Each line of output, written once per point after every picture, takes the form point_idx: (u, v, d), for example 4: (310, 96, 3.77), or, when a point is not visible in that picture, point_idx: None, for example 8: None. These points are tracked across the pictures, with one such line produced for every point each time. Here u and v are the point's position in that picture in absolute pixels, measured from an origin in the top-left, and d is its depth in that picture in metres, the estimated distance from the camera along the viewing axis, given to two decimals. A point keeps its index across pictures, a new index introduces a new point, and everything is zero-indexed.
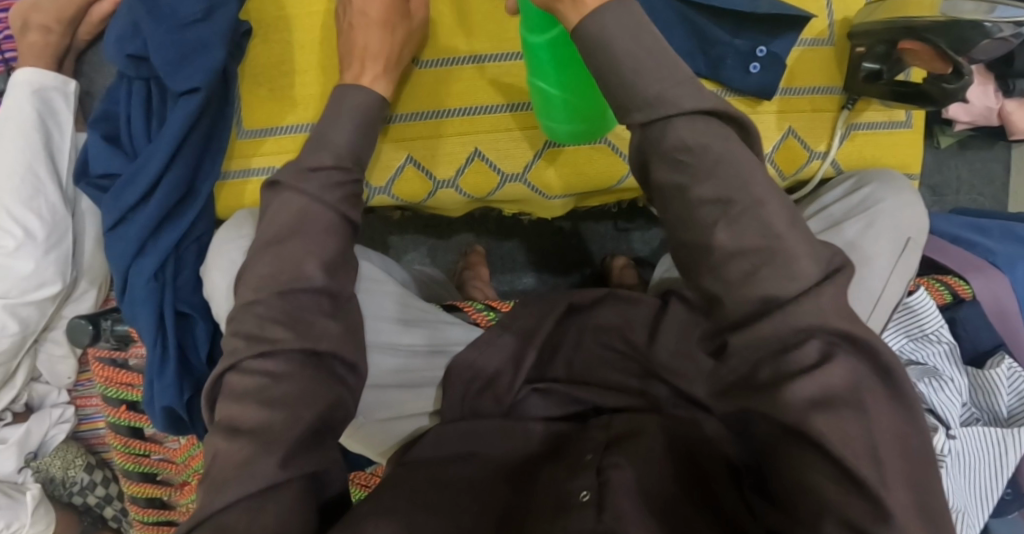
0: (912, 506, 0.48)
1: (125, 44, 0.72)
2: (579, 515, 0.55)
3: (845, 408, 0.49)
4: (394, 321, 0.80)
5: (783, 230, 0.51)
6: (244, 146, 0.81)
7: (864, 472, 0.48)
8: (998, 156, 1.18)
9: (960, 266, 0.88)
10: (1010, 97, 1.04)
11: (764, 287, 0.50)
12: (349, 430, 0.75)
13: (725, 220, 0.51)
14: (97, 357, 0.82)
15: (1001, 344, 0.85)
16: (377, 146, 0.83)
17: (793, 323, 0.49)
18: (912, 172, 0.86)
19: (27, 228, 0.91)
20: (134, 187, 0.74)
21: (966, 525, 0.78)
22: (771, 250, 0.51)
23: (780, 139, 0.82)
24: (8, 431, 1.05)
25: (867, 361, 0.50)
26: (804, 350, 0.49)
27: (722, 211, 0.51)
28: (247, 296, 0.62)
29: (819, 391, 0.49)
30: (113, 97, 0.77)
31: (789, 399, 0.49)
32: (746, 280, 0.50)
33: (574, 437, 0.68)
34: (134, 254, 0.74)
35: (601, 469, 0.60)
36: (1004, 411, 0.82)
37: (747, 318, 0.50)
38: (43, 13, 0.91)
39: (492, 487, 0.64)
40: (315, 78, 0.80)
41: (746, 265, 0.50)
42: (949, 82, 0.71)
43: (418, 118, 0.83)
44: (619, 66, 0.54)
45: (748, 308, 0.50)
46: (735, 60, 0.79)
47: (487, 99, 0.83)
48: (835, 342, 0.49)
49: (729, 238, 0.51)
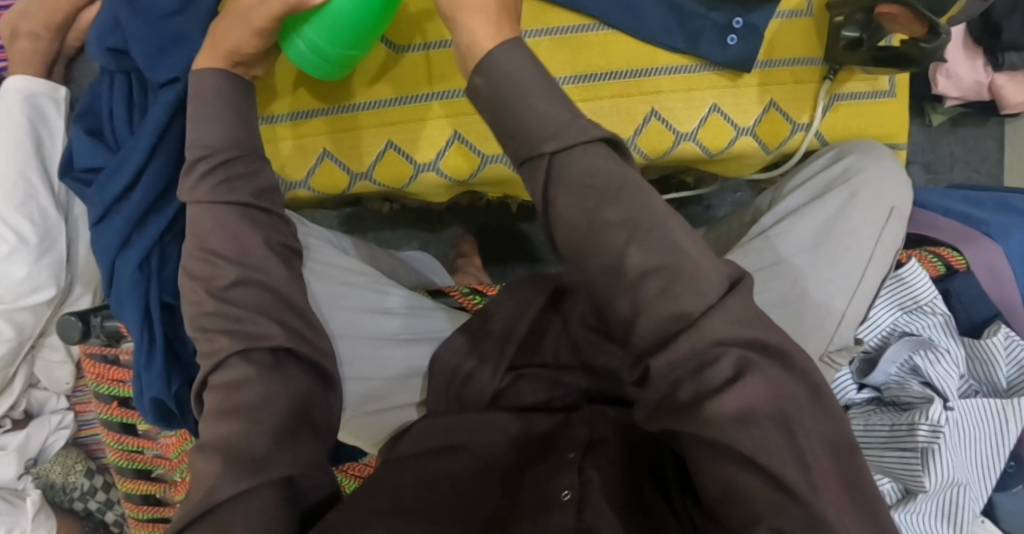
0: (847, 503, 0.51)
1: (106, 37, 0.73)
2: (561, 514, 0.56)
3: (765, 422, 0.51)
4: (369, 313, 0.79)
5: (693, 248, 0.55)
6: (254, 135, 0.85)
7: (791, 476, 0.50)
8: (990, 133, 1.17)
9: (952, 238, 0.87)
10: (1000, 70, 1.03)
11: (675, 306, 0.53)
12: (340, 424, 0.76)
13: (634, 241, 0.55)
14: (87, 354, 0.82)
15: (998, 313, 0.84)
16: (272, 146, 0.86)
17: (708, 338, 0.52)
18: (897, 142, 0.86)
19: (21, 234, 0.91)
20: (117, 180, 0.75)
21: (968, 500, 0.76)
22: (682, 257, 0.54)
23: (761, 112, 0.82)
24: (7, 438, 1.05)
25: (784, 363, 0.53)
26: (718, 368, 0.52)
27: (630, 235, 0.55)
28: (216, 288, 0.64)
29: (739, 407, 0.51)
30: (97, 92, 0.79)
31: (713, 413, 0.51)
32: (660, 287, 0.54)
33: (558, 432, 0.68)
34: (120, 247, 0.75)
35: (581, 469, 0.61)
36: (1003, 382, 0.81)
37: (661, 341, 0.54)
38: (32, 20, 0.93)
39: (483, 487, 0.64)
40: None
41: (658, 284, 0.54)
42: (927, 42, 0.71)
43: (274, 121, 0.85)
44: (522, 97, 0.57)
45: (668, 327, 0.53)
46: (712, 34, 0.79)
47: (350, 93, 0.84)
48: (751, 353, 0.53)
49: (643, 256, 0.54)
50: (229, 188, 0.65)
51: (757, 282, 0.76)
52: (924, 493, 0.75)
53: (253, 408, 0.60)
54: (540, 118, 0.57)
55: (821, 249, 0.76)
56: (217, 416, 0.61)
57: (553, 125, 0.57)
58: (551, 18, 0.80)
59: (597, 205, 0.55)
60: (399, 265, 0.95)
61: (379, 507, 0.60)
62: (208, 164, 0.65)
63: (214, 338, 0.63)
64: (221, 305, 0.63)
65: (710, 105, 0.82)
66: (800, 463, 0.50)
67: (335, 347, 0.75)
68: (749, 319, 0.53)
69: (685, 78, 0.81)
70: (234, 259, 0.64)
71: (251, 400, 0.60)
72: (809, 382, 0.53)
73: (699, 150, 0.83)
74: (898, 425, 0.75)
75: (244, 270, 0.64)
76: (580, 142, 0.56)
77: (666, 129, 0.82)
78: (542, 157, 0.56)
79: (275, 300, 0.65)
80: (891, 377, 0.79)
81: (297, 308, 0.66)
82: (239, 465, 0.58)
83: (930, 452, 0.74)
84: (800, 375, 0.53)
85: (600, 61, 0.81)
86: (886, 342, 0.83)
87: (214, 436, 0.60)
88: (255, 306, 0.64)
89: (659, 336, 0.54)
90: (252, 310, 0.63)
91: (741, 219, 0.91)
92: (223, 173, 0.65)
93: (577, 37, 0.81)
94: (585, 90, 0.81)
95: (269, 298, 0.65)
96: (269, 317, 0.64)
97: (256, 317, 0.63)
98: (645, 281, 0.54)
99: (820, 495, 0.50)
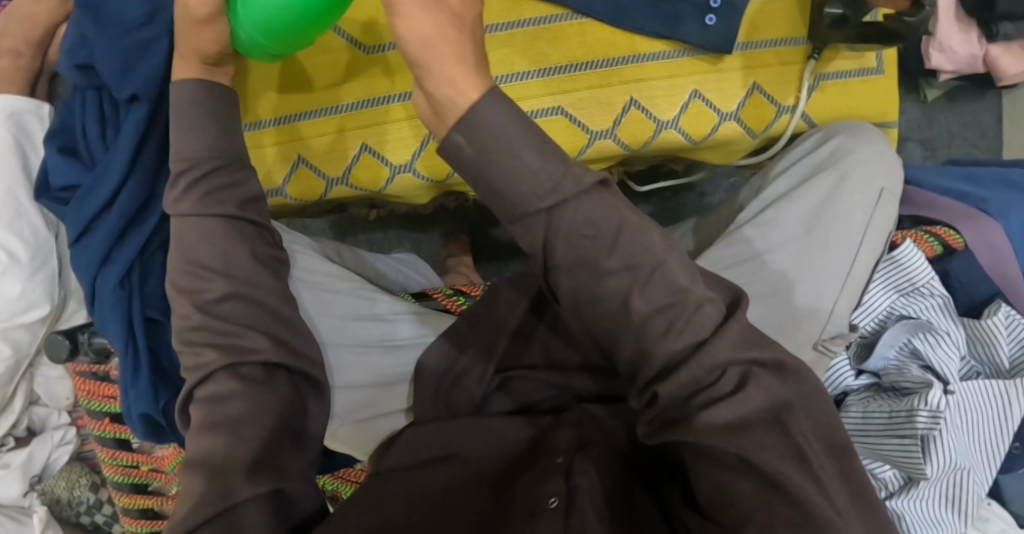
0: None
1: (76, 54, 0.74)
2: (548, 520, 0.55)
3: (758, 428, 0.52)
4: (355, 320, 0.78)
5: (691, 283, 0.54)
6: (253, 137, 0.84)
7: (781, 469, 0.51)
8: (988, 106, 1.15)
9: (948, 216, 0.85)
10: (994, 42, 1.02)
11: (676, 343, 0.53)
12: (329, 433, 0.74)
13: (637, 287, 0.54)
14: (77, 372, 0.82)
15: (998, 293, 0.82)
16: (257, 150, 0.84)
17: (708, 362, 0.52)
18: (889, 120, 0.84)
19: (11, 252, 0.89)
20: (92, 199, 0.75)
21: (972, 484, 0.73)
22: (683, 296, 0.54)
23: (744, 96, 0.80)
24: (11, 456, 1.06)
25: (777, 363, 0.53)
26: (722, 381, 0.52)
27: (634, 279, 0.54)
28: (208, 299, 0.63)
29: (734, 416, 0.52)
30: (70, 109, 0.79)
31: (705, 422, 0.52)
32: (666, 325, 0.53)
33: (550, 433, 0.67)
34: (100, 263, 0.75)
35: (570, 473, 0.60)
36: (1006, 362, 0.78)
37: (664, 370, 0.54)
38: (12, 38, 0.93)
39: (474, 495, 0.63)
40: (289, 69, 0.83)
41: (664, 322, 0.53)
42: (911, 15, 0.69)
43: (260, 126, 0.84)
44: (514, 152, 0.52)
45: (671, 357, 0.53)
46: (691, 16, 0.78)
47: (303, 106, 0.84)
48: (751, 366, 0.53)
49: (614, 258, 0.54)
50: (216, 199, 0.64)
51: (745, 271, 0.74)
52: (925, 481, 0.72)
53: (236, 420, 0.60)
54: (530, 175, 0.52)
55: (811, 235, 0.75)
56: (200, 430, 0.61)
57: (526, 139, 0.52)
58: (526, 9, 0.79)
59: (579, 220, 0.53)
60: (386, 271, 0.95)
61: (363, 523, 0.60)
62: (189, 176, 0.64)
63: (198, 352, 0.63)
64: (207, 320, 0.63)
65: (691, 91, 0.80)
66: (795, 459, 0.51)
67: (325, 357, 0.74)
68: (749, 340, 0.53)
69: (665, 65, 0.80)
70: (212, 282, 0.63)
71: (234, 413, 0.61)
72: (800, 384, 0.53)
73: (682, 138, 0.81)
74: (896, 413, 0.73)
75: (234, 285, 0.64)
76: (574, 193, 0.53)
77: (647, 118, 0.80)
78: (538, 215, 0.53)
79: (264, 313, 0.65)
80: (890, 362, 0.78)
81: (287, 320, 0.66)
82: (224, 476, 0.58)
83: (932, 440, 0.71)
84: (794, 381, 0.53)
85: (575, 51, 0.79)
86: (883, 325, 0.80)
87: (196, 451, 0.60)
88: (243, 319, 0.64)
89: (663, 367, 0.53)
90: (240, 326, 0.63)
91: (731, 208, 0.88)
92: (209, 185, 0.64)
93: (551, 28, 0.79)
94: (552, 84, 0.79)
95: (257, 311, 0.64)
96: (258, 329, 0.64)
97: (243, 332, 0.63)
98: (612, 278, 0.54)
99: (817, 489, 0.51)
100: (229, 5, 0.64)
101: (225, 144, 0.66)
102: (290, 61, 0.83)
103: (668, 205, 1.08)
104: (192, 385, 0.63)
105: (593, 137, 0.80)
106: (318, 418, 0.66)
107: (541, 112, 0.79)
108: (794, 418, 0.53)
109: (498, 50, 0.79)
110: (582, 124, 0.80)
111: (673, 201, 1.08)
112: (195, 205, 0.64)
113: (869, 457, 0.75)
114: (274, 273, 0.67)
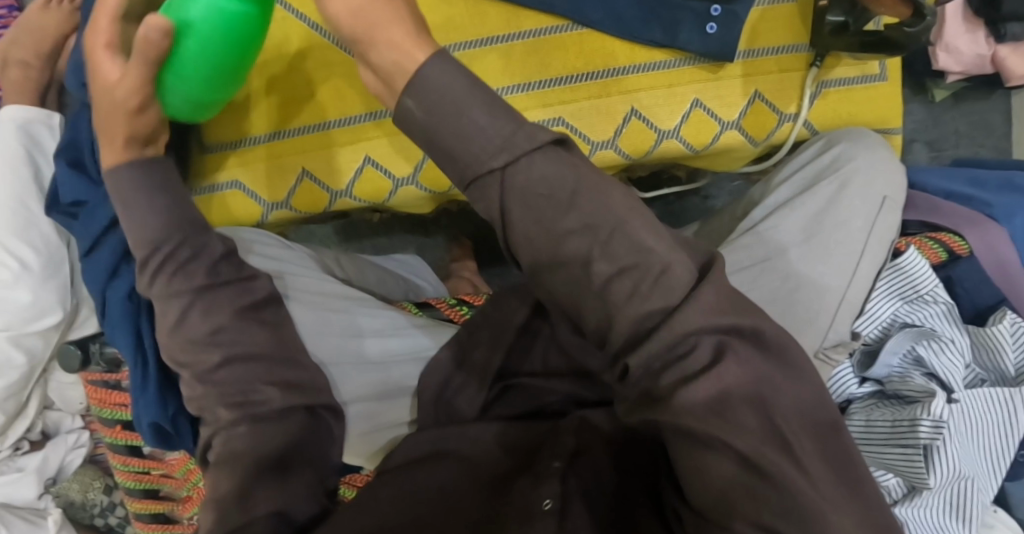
0: (822, 477, 0.50)
1: (81, 73, 0.76)
2: (543, 524, 0.55)
3: (739, 404, 0.50)
4: (352, 337, 0.79)
5: (656, 243, 0.52)
6: (213, 161, 0.87)
7: (766, 454, 0.49)
8: (996, 106, 1.14)
9: (953, 222, 0.84)
10: (1002, 42, 1.00)
11: (644, 305, 0.51)
12: (348, 448, 0.76)
13: (597, 250, 0.52)
14: (89, 380, 0.84)
15: (1003, 299, 0.82)
16: (244, 169, 0.86)
17: (678, 330, 0.50)
18: (892, 126, 0.84)
19: (23, 261, 0.90)
20: (103, 213, 0.76)
21: (976, 492, 0.73)
22: (648, 254, 0.52)
23: (745, 104, 0.80)
24: (26, 460, 1.08)
25: (758, 342, 0.51)
26: (696, 353, 0.50)
27: (591, 242, 0.52)
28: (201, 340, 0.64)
29: (714, 390, 0.50)
30: (76, 127, 0.80)
31: (683, 402, 0.50)
32: (629, 287, 0.51)
33: (547, 440, 0.67)
34: (110, 276, 0.76)
35: (566, 479, 0.60)
36: (1010, 370, 0.78)
37: (635, 339, 0.52)
38: (23, 49, 0.95)
39: (464, 495, 0.63)
40: (281, 85, 0.84)
41: (627, 283, 0.51)
42: (911, 26, 0.70)
43: (251, 143, 0.86)
44: (486, 123, 0.51)
45: (641, 323, 0.51)
46: (691, 23, 0.78)
47: (298, 119, 0.84)
48: (726, 336, 0.51)
49: (572, 215, 0.52)
50: (187, 275, 0.64)
51: (746, 279, 0.74)
52: (928, 490, 0.72)
53: (237, 455, 0.63)
54: (518, 173, 0.51)
55: (810, 243, 0.75)
56: (215, 464, 0.63)
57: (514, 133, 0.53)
58: (524, 21, 0.79)
59: (552, 215, 0.52)
60: (392, 278, 0.97)
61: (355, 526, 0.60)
62: (158, 260, 0.63)
63: (213, 412, 0.65)
64: (206, 354, 0.64)
65: (692, 100, 0.80)
66: (777, 441, 0.50)
67: (328, 375, 0.75)
68: (726, 304, 0.51)
69: (665, 73, 0.80)
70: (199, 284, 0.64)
71: (239, 447, 0.63)
72: (800, 381, 0.51)
73: (682, 147, 0.81)
74: (899, 422, 0.73)
75: (228, 352, 0.64)
76: (527, 152, 0.52)
77: (647, 127, 0.80)
78: (492, 174, 0.51)
79: (269, 363, 0.66)
80: (893, 370, 0.77)
81: (290, 363, 0.67)
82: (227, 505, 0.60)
83: (934, 450, 0.71)
84: (775, 353, 0.51)
85: (575, 62, 0.79)
86: (887, 334, 0.80)
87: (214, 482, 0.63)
88: (247, 379, 0.65)
89: (632, 334, 0.51)
90: (243, 386, 0.64)
91: (735, 214, 0.88)
92: (176, 263, 0.63)
93: (551, 39, 0.79)
94: (552, 95, 0.80)
95: (257, 367, 0.65)
96: (264, 380, 0.65)
97: (252, 388, 0.64)
98: (571, 238, 0.52)
99: (802, 474, 0.49)
100: (157, 84, 0.66)
101: (178, 216, 0.64)
102: (286, 76, 0.84)
103: (671, 208, 1.08)
104: (209, 437, 0.66)
105: (595, 147, 0.81)
106: (316, 420, 0.67)
107: (541, 123, 0.80)
108: (777, 398, 0.50)
109: (500, 60, 0.80)
110: (583, 135, 0.80)
111: (677, 205, 1.08)
112: (191, 213, 0.65)
113: (871, 465, 0.75)
114: (254, 318, 0.66)
